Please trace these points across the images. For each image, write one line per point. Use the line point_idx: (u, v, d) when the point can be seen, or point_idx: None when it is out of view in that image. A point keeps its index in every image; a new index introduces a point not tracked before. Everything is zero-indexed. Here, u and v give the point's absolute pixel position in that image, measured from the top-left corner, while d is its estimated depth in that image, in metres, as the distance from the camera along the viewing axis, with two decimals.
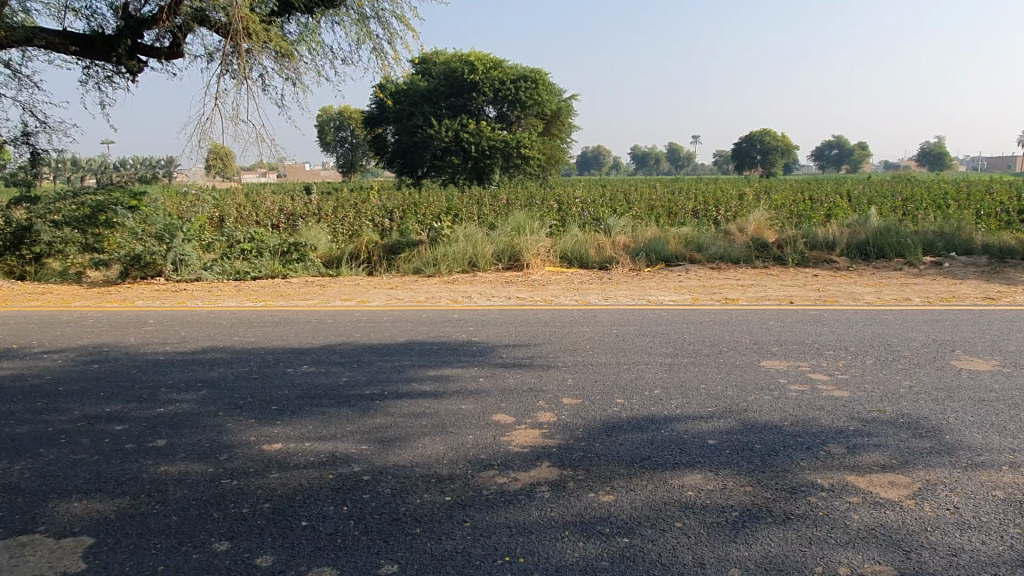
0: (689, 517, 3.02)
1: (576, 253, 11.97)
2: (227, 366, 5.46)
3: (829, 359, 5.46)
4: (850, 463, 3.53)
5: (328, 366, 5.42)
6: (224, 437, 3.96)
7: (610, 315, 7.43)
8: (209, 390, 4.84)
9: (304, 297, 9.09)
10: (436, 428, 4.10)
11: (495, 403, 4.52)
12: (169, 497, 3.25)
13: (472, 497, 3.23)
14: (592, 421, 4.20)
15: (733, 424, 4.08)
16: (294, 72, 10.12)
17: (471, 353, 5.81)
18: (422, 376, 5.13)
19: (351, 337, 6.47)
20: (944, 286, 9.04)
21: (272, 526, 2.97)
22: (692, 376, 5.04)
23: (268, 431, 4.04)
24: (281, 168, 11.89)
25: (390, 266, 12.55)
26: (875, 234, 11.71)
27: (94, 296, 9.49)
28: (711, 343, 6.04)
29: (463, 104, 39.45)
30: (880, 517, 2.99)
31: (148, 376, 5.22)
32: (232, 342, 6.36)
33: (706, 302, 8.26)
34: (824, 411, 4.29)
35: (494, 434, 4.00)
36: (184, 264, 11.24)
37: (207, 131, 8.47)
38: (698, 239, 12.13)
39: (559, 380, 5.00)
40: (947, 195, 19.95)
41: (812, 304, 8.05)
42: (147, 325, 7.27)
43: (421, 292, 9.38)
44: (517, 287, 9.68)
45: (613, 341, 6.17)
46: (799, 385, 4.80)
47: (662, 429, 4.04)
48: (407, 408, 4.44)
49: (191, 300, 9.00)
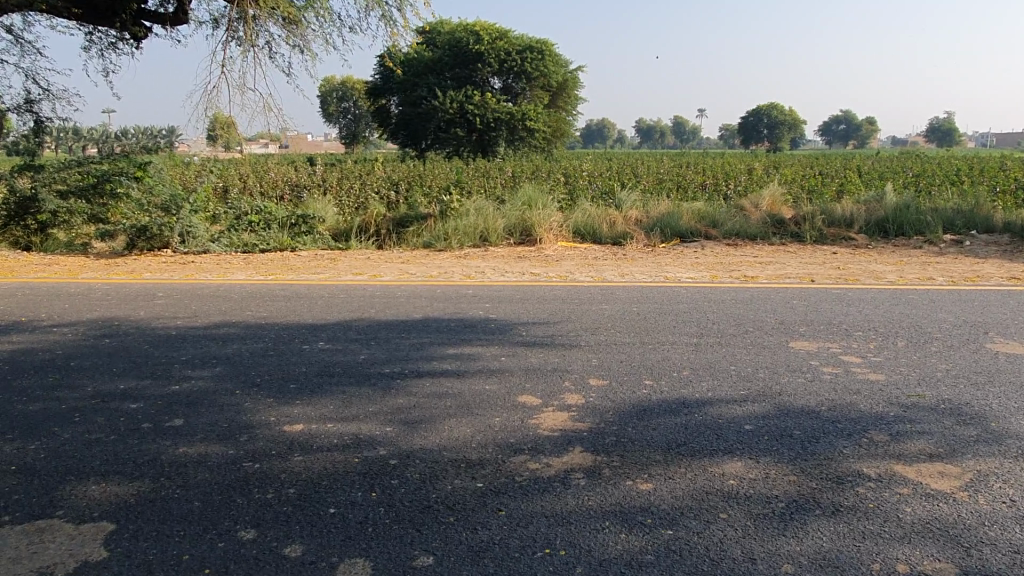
0: (734, 508, 2.89)
1: (588, 228, 11.77)
2: (242, 342, 5.33)
3: (860, 340, 5.30)
4: (895, 452, 3.39)
5: (344, 343, 5.29)
6: (242, 418, 3.82)
7: (628, 292, 7.27)
8: (225, 367, 4.71)
9: (313, 271, 8.94)
10: (461, 409, 3.97)
11: (520, 384, 4.39)
12: (189, 481, 3.12)
13: (505, 484, 3.10)
14: (622, 403, 4.06)
15: (768, 408, 3.94)
16: (301, 40, 9.87)
17: (490, 331, 5.66)
18: (442, 354, 5.00)
19: (366, 313, 6.32)
20: (967, 265, 8.86)
21: (299, 513, 2.85)
22: (720, 357, 4.90)
23: (288, 411, 3.91)
24: (286, 138, 11.67)
25: (399, 239, 12.37)
26: (894, 211, 11.49)
27: (102, 268, 9.33)
28: (735, 322, 5.89)
29: (468, 75, 38.88)
30: (933, 511, 2.86)
31: (161, 352, 5.08)
32: (244, 317, 6.22)
33: (725, 280, 8.09)
34: (861, 395, 4.14)
35: (522, 417, 3.86)
36: (191, 236, 11.07)
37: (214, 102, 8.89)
38: (712, 215, 11.91)
39: (583, 360, 4.87)
40: (961, 171, 19.64)
41: (834, 283, 7.88)
42: (157, 298, 7.12)
43: (433, 267, 9.21)
44: (531, 263, 9.51)
45: (635, 320, 6.02)
46: (832, 368, 4.65)
47: (695, 413, 3.90)
48: (429, 388, 4.31)
49: (200, 273, 8.84)
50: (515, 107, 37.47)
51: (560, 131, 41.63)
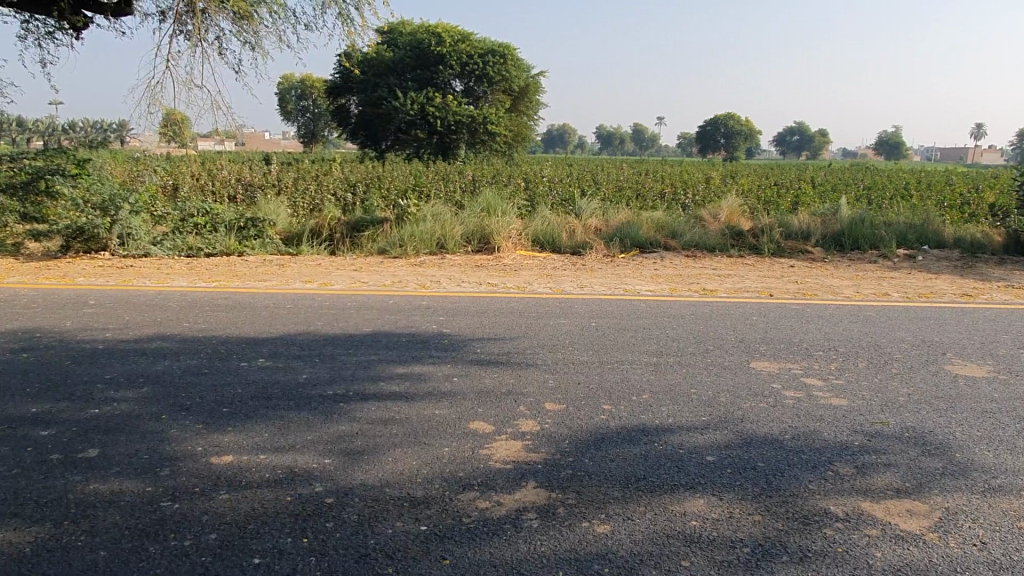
0: (696, 553, 2.69)
1: (547, 237, 11.59)
2: (175, 359, 4.96)
3: (821, 361, 5.19)
4: (862, 487, 3.24)
5: (286, 360, 4.97)
6: (165, 448, 3.49)
7: (587, 306, 7.08)
8: (153, 387, 4.35)
9: (261, 277, 8.55)
10: (408, 438, 3.70)
11: (472, 409, 4.13)
12: (97, 525, 2.80)
13: (452, 527, 2.85)
14: (579, 431, 3.84)
15: (730, 437, 3.76)
16: (253, 36, 9.50)
17: (442, 347, 5.40)
18: (390, 374, 4.71)
19: (312, 326, 5.99)
20: (920, 281, 8.91)
21: (219, 564, 2.56)
22: (680, 379, 4.71)
23: (218, 440, 3.60)
24: (240, 136, 11.23)
25: (353, 244, 12.03)
26: (850, 225, 11.56)
27: (31, 271, 8.77)
28: (696, 340, 5.73)
29: (429, 78, 38.10)
30: (904, 556, 2.71)
31: (84, 369, 4.70)
32: (180, 329, 5.83)
33: (685, 293, 7.96)
34: (825, 423, 4.00)
35: (473, 446, 3.62)
36: (131, 238, 10.59)
37: (161, 101, 9.31)
38: (672, 225, 11.83)
39: (539, 382, 4.64)
40: (909, 185, 20.09)
41: (792, 297, 7.81)
42: (87, 306, 6.68)
43: (387, 275, 8.88)
44: (488, 272, 9.25)
45: (593, 336, 5.82)
46: (795, 392, 4.50)
47: (655, 442, 3.70)
48: (375, 413, 4.02)
49: (138, 278, 8.37)
50: (476, 111, 37.26)
51: (521, 135, 41.59)
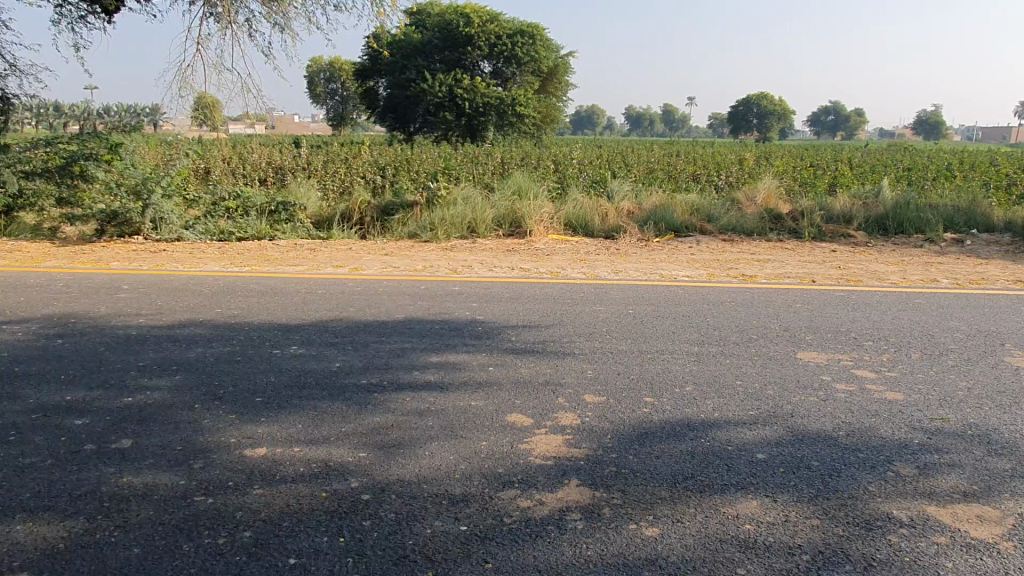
0: (752, 561, 2.54)
1: (580, 221, 11.38)
2: (208, 346, 4.91)
3: (872, 352, 4.97)
4: (924, 490, 3.05)
5: (319, 348, 4.88)
6: (199, 439, 3.42)
7: (623, 292, 6.89)
8: (186, 375, 4.30)
9: (292, 262, 8.50)
10: (444, 431, 3.59)
11: (509, 400, 4.00)
12: (130, 520, 2.73)
13: (493, 528, 2.73)
14: (621, 426, 3.69)
15: (781, 433, 3.59)
16: (283, 18, 9.40)
17: (477, 335, 5.27)
18: (425, 363, 4.60)
19: (345, 312, 5.91)
20: (970, 267, 8.55)
21: (255, 564, 2.47)
22: (724, 370, 4.53)
23: (252, 431, 3.52)
24: (270, 119, 11.18)
25: (383, 228, 11.97)
26: (893, 208, 11.17)
27: (67, 256, 8.82)
28: (738, 329, 5.52)
29: (458, 59, 38.00)
30: (978, 567, 2.53)
31: (117, 356, 4.66)
32: (213, 315, 5.78)
33: (724, 279, 7.72)
34: (881, 418, 3.80)
35: (512, 441, 3.49)
36: (163, 222, 10.64)
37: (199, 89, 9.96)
38: (707, 209, 11.55)
39: (577, 372, 4.49)
40: (953, 166, 19.43)
41: (836, 284, 7.54)
42: (121, 291, 6.68)
43: (418, 260, 8.79)
44: (521, 257, 9.11)
45: (632, 324, 5.65)
46: (847, 386, 4.29)
47: (702, 437, 3.54)
48: (410, 404, 3.91)
49: (171, 263, 8.37)
50: (505, 93, 36.96)
51: (550, 117, 41.18)
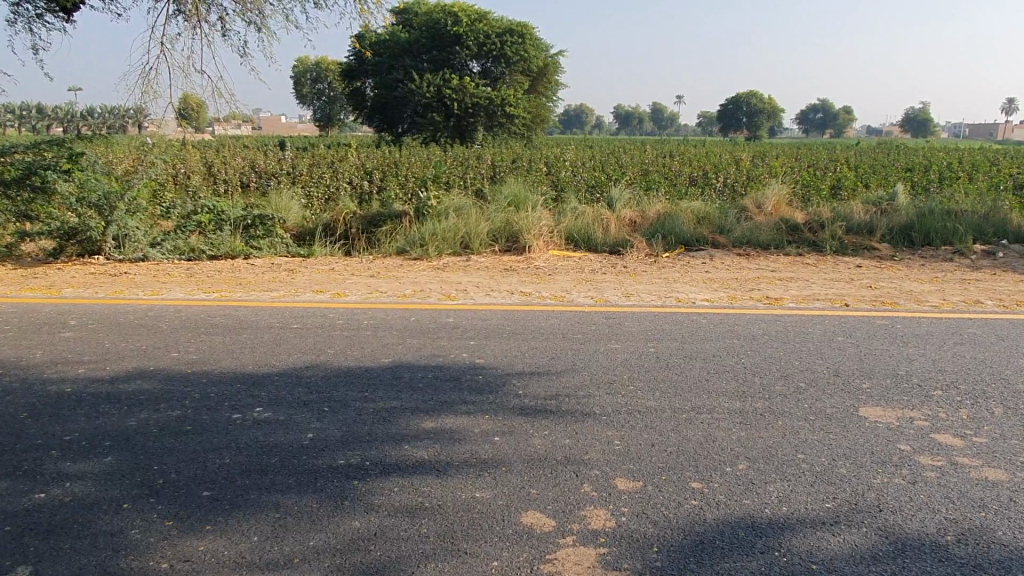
0: None
1: (582, 234, 10.56)
2: (153, 408, 4.07)
3: (945, 406, 4.21)
4: None
5: (288, 410, 4.06)
6: (122, 566, 2.61)
7: (638, 323, 6.11)
8: (120, 456, 3.47)
9: (267, 287, 7.66)
10: (443, 544, 2.77)
11: (523, 491, 3.19)
12: None
13: None
14: (670, 530, 2.88)
15: (874, 540, 2.81)
16: (259, 15, 8.62)
17: (479, 387, 4.46)
18: (416, 431, 3.79)
19: (323, 356, 5.09)
20: (1010, 284, 7.82)
21: None
22: (781, 439, 3.73)
23: (192, 550, 2.70)
24: (257, 120, 10.28)
25: (369, 241, 11.16)
26: (915, 217, 10.44)
27: (17, 280, 7.98)
28: (781, 374, 4.73)
29: (446, 58, 37.15)
30: None
31: (39, 427, 3.80)
32: (166, 362, 4.93)
33: (747, 303, 6.96)
34: (993, 513, 3.01)
35: (531, 559, 2.69)
36: (127, 240, 9.81)
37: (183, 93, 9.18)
38: (717, 220, 10.81)
39: (604, 443, 3.69)
40: (958, 165, 18.78)
41: (872, 308, 6.78)
42: (67, 329, 5.82)
43: (407, 282, 7.98)
44: (521, 278, 8.31)
45: (657, 369, 4.86)
46: (933, 460, 3.50)
47: (776, 550, 2.75)
48: (398, 498, 3.10)
49: (131, 288, 7.53)
50: (494, 93, 36.20)
51: (540, 117, 40.39)
